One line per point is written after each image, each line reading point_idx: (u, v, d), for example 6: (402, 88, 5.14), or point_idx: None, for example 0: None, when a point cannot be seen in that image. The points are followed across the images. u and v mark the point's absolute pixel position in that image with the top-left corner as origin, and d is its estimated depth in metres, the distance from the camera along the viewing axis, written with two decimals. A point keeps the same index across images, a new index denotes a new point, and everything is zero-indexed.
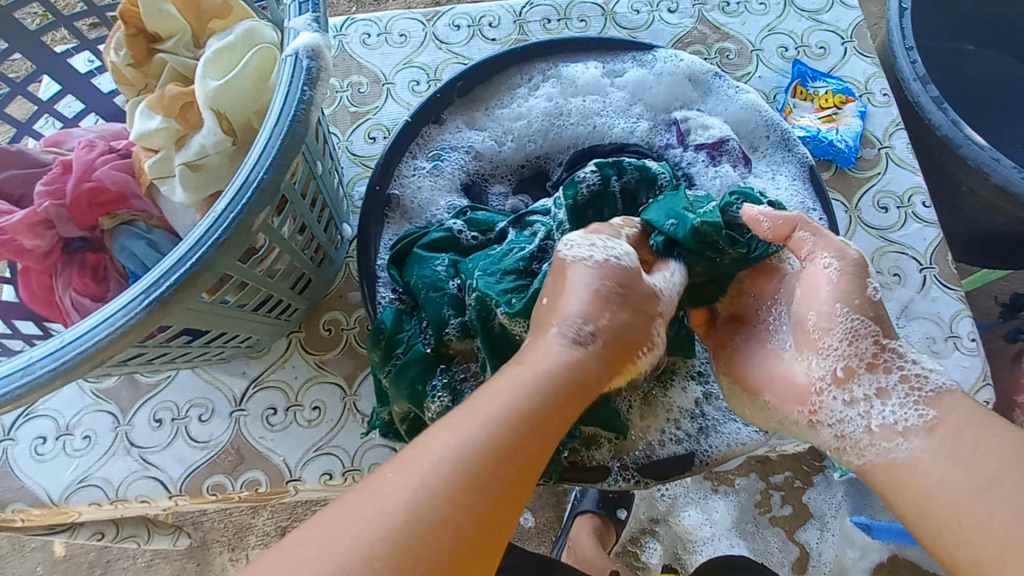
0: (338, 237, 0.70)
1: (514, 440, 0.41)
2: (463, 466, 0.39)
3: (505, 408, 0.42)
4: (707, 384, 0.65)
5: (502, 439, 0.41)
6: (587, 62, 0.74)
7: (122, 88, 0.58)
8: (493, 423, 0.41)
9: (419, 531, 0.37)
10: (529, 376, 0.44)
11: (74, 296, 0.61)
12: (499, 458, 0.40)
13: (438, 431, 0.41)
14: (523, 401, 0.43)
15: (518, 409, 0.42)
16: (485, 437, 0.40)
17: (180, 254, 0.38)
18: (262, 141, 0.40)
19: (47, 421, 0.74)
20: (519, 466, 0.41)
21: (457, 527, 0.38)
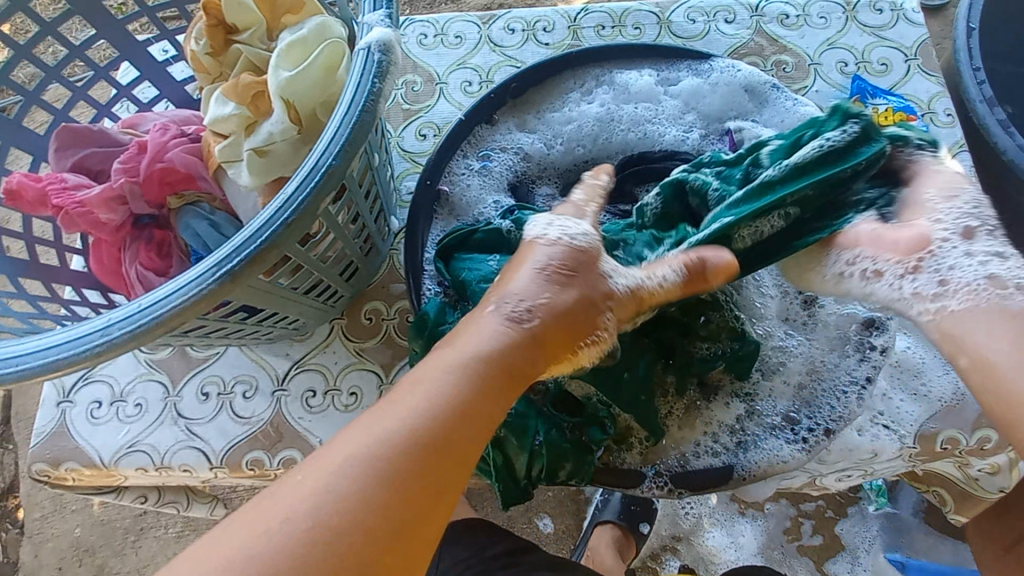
0: (386, 229, 0.72)
1: (416, 442, 0.38)
2: (363, 478, 0.36)
3: (405, 411, 0.39)
4: (753, 402, 0.64)
5: (398, 442, 0.38)
6: (641, 70, 0.75)
7: (199, 75, 0.61)
8: (394, 425, 0.38)
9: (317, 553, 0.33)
10: (440, 378, 0.41)
11: (140, 268, 0.64)
12: (401, 463, 0.37)
13: (333, 444, 0.38)
14: (431, 402, 0.40)
15: (419, 412, 0.39)
16: (381, 441, 0.38)
17: (251, 231, 0.40)
18: (333, 129, 0.41)
19: (103, 387, 0.78)
20: (425, 476, 0.37)
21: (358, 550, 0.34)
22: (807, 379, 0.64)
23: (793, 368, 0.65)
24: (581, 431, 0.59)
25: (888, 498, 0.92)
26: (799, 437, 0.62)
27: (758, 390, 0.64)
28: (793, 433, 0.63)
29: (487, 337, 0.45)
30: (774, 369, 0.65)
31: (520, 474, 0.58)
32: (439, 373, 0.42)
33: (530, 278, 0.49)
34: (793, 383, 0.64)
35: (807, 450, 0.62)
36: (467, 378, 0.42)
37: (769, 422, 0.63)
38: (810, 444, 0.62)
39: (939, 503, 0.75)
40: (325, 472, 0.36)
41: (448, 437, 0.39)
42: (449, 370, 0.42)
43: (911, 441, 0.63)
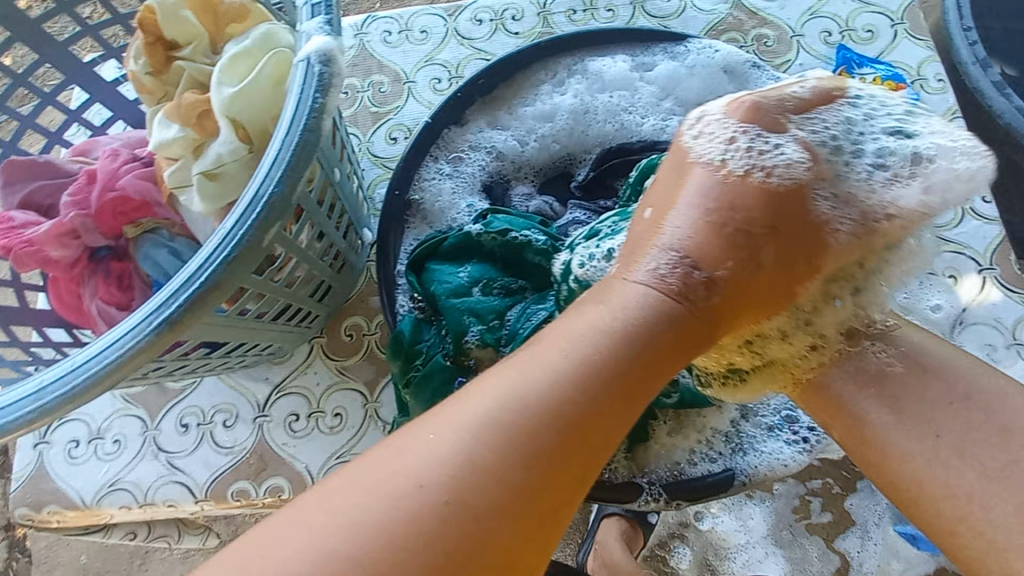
0: (358, 242, 0.69)
1: (546, 424, 0.31)
2: (481, 473, 0.29)
3: (546, 388, 0.32)
4: (747, 403, 0.62)
5: (552, 427, 0.31)
6: (615, 56, 0.71)
7: (142, 96, 0.57)
8: (552, 393, 0.32)
9: (419, 563, 0.27)
10: (570, 356, 0.33)
11: (101, 304, 0.61)
12: (517, 452, 0.30)
13: (441, 421, 0.32)
14: (569, 375, 0.33)
15: (561, 394, 0.32)
16: (526, 422, 0.31)
17: (190, 272, 0.36)
18: (273, 153, 0.38)
19: (80, 425, 0.75)
20: (564, 467, 0.31)
21: (481, 544, 0.28)
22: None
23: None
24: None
25: None
26: (798, 438, 0.60)
27: None
28: (791, 433, 0.61)
29: (636, 300, 0.37)
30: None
31: None
32: (603, 321, 0.35)
33: (692, 221, 0.40)
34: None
35: (806, 450, 0.60)
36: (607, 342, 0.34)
37: (766, 423, 0.62)
38: (810, 445, 0.60)
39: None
40: (420, 467, 0.30)
41: (598, 411, 0.32)
42: (616, 315, 0.36)
43: None
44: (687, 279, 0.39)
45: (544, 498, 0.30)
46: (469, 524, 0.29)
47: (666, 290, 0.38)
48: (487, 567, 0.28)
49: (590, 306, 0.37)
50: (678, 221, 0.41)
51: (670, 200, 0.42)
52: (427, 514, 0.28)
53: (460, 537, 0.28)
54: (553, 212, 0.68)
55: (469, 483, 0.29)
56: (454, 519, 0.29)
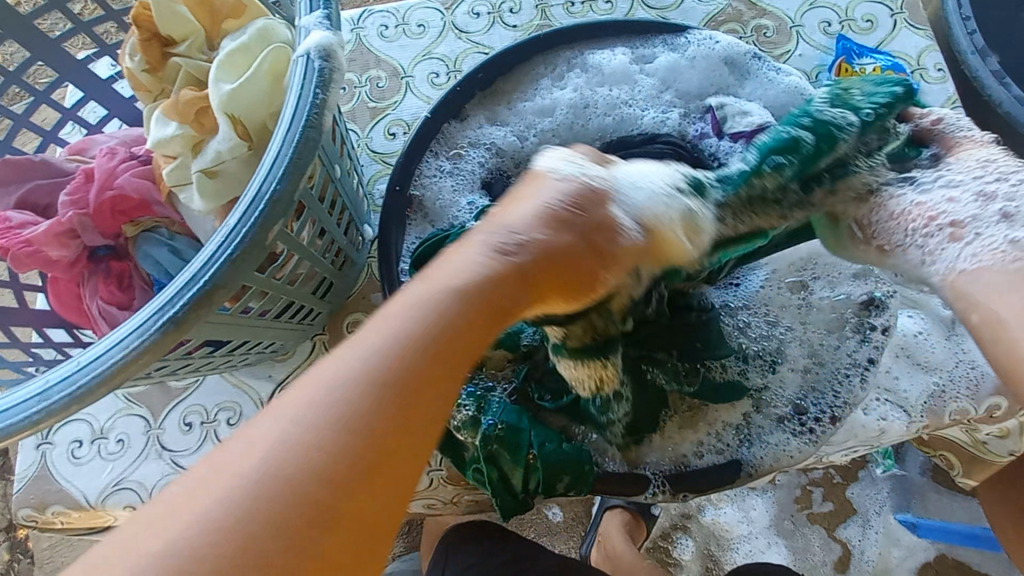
0: (359, 239, 0.69)
1: (388, 377, 0.33)
2: (321, 430, 0.30)
3: (385, 349, 0.34)
4: (757, 394, 0.62)
5: (384, 381, 0.33)
6: (614, 48, 0.70)
7: (140, 94, 0.57)
8: (384, 352, 0.34)
9: (276, 521, 0.28)
10: (404, 321, 0.35)
11: (101, 304, 0.60)
12: (362, 400, 0.32)
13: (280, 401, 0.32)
14: (410, 335, 0.35)
15: (399, 349, 0.34)
16: (365, 378, 0.32)
17: (193, 271, 0.36)
18: (274, 150, 0.38)
19: (82, 425, 0.75)
20: (411, 412, 0.33)
21: (316, 506, 0.29)
22: (813, 367, 0.62)
23: (798, 355, 0.63)
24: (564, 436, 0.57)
25: (894, 459, 0.91)
26: (806, 428, 0.60)
27: (764, 381, 0.62)
28: (800, 424, 0.61)
29: (471, 264, 0.39)
30: (779, 358, 0.63)
31: (518, 488, 0.56)
32: (424, 287, 0.38)
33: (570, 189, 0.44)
34: (799, 368, 0.62)
35: (813, 440, 0.60)
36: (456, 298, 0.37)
37: (776, 414, 0.61)
38: (818, 435, 0.60)
39: (947, 466, 0.70)
40: (271, 435, 0.30)
41: (435, 361, 0.35)
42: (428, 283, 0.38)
43: (920, 416, 0.61)
44: (522, 244, 0.41)
45: (395, 439, 0.32)
46: (326, 480, 0.29)
47: (545, 233, 0.42)
48: (343, 514, 0.29)
49: (436, 269, 0.39)
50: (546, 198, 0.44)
51: (516, 196, 0.45)
52: (277, 477, 0.29)
53: (313, 491, 0.29)
54: None
55: (313, 445, 0.30)
56: (320, 477, 0.29)
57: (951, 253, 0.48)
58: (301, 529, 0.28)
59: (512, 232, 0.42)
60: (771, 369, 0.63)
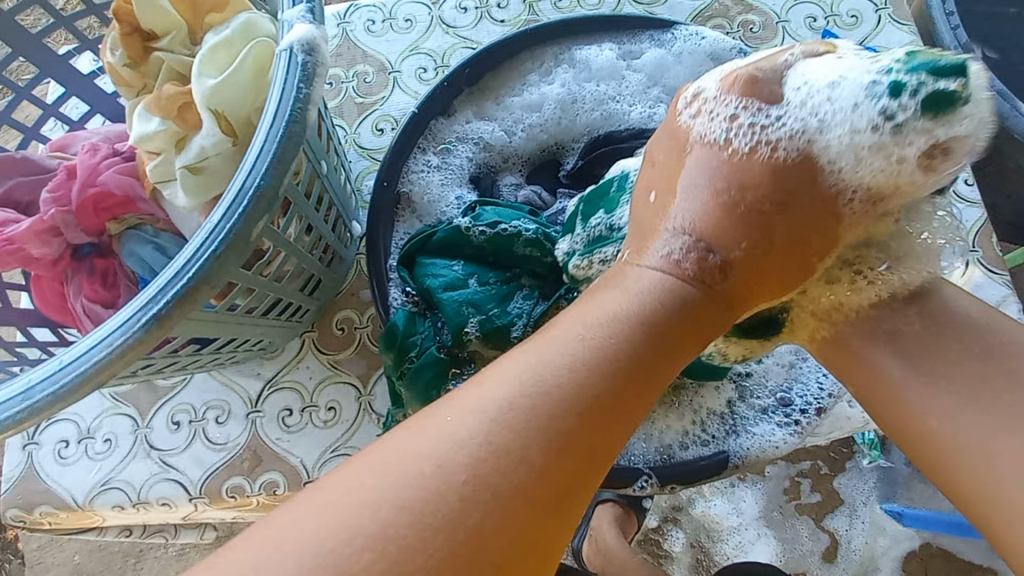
0: (347, 235, 0.68)
1: (591, 399, 0.32)
2: (554, 439, 0.30)
3: (577, 367, 0.32)
4: (742, 384, 0.62)
5: (602, 391, 0.32)
6: (602, 44, 0.70)
7: (121, 90, 0.56)
8: (573, 369, 0.32)
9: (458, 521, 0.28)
10: (611, 313, 0.35)
11: (85, 302, 0.60)
12: (555, 420, 0.31)
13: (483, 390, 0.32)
14: (609, 356, 0.33)
15: (591, 364, 0.33)
16: (591, 389, 0.32)
17: (177, 268, 0.36)
18: (257, 145, 0.37)
19: (68, 425, 0.74)
20: (597, 415, 0.32)
21: (513, 519, 0.29)
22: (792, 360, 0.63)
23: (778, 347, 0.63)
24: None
25: (880, 450, 0.92)
26: (790, 420, 0.61)
27: (747, 371, 0.63)
28: (784, 416, 0.61)
29: (647, 285, 0.37)
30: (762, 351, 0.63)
31: None
32: (619, 298, 0.36)
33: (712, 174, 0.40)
34: (784, 361, 0.63)
35: (799, 432, 0.61)
36: (643, 309, 0.35)
37: (760, 405, 0.62)
38: (802, 426, 0.61)
39: None
40: (426, 450, 0.30)
41: (640, 365, 0.34)
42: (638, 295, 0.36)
43: None
44: (699, 262, 0.38)
45: (592, 455, 0.31)
46: (496, 497, 0.29)
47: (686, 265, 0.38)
48: (510, 537, 0.29)
49: (600, 293, 0.37)
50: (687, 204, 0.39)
51: (672, 181, 0.41)
52: (441, 492, 0.29)
53: (485, 504, 0.29)
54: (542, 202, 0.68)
55: (489, 451, 0.30)
56: (464, 494, 0.29)
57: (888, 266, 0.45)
58: (468, 553, 0.28)
59: (669, 244, 0.38)
60: (757, 362, 0.63)
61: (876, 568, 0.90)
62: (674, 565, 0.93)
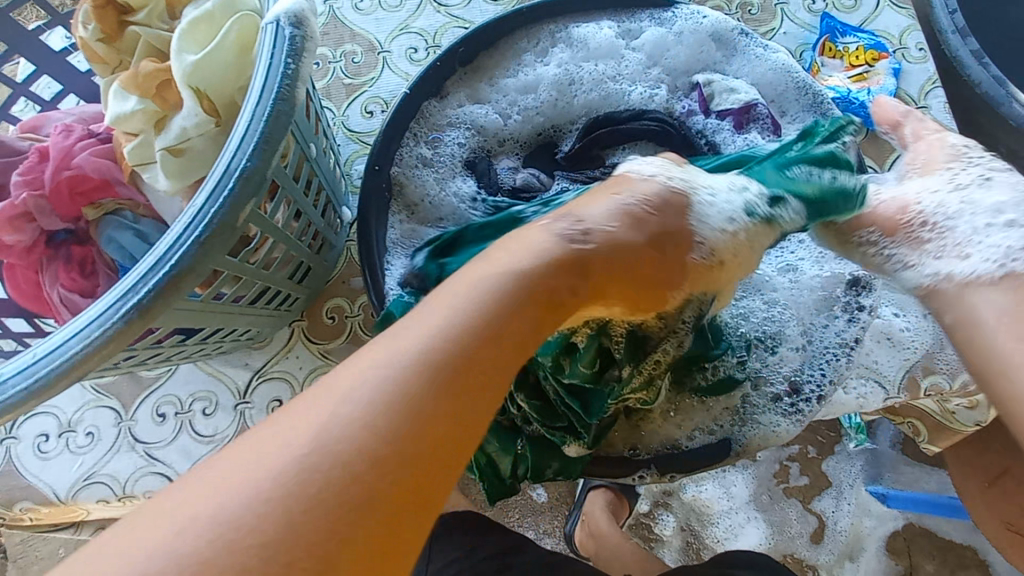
0: (337, 221, 0.66)
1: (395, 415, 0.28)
2: (407, 393, 0.28)
3: (434, 340, 0.30)
4: (754, 371, 0.62)
5: (463, 347, 0.31)
6: (600, 22, 0.68)
7: (95, 66, 0.53)
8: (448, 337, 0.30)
9: (376, 492, 0.26)
10: (492, 275, 0.34)
11: (62, 292, 0.57)
12: (428, 374, 0.29)
13: (309, 394, 0.28)
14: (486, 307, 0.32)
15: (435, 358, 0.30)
16: (455, 349, 0.30)
17: (157, 255, 0.34)
18: (242, 124, 0.35)
19: (48, 419, 0.72)
20: (481, 361, 0.31)
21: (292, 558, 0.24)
22: (813, 351, 0.62)
23: (799, 336, 0.62)
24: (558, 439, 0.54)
25: (866, 434, 0.93)
26: (796, 409, 0.61)
27: (757, 360, 0.62)
28: (792, 404, 0.61)
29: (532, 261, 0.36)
30: (778, 338, 0.63)
31: (505, 474, 0.57)
32: (489, 268, 0.35)
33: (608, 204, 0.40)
34: (802, 350, 0.62)
35: (802, 420, 0.61)
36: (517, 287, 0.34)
37: (770, 393, 0.62)
38: (807, 415, 0.61)
39: (913, 433, 0.68)
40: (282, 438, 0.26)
41: (545, 298, 0.35)
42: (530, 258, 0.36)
43: (898, 391, 0.61)
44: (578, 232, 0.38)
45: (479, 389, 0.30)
46: (362, 459, 0.26)
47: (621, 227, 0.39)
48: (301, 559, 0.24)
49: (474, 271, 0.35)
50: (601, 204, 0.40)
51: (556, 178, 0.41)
52: (316, 457, 0.26)
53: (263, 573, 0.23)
54: (541, 183, 0.66)
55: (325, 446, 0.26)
56: (344, 463, 0.26)
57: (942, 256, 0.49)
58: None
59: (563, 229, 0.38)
60: (770, 351, 0.63)
61: (861, 548, 0.91)
62: (664, 548, 0.93)
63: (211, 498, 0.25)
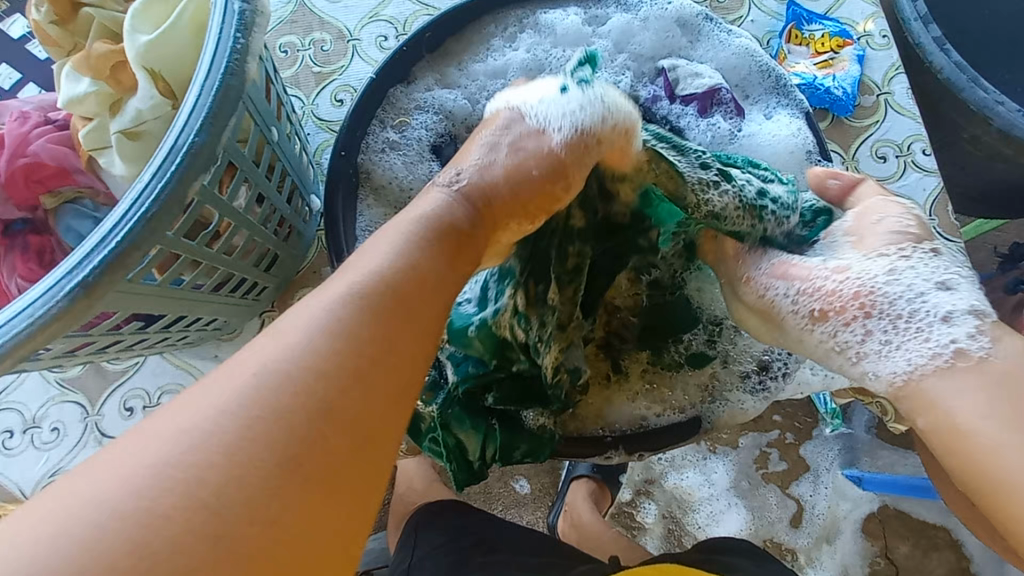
0: (304, 210, 0.65)
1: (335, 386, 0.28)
2: (317, 367, 0.28)
3: (313, 336, 0.29)
4: (725, 348, 0.63)
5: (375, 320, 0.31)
6: (567, 8, 0.69)
7: (49, 50, 0.52)
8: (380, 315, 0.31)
9: (268, 473, 0.26)
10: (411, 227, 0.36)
11: (20, 282, 0.55)
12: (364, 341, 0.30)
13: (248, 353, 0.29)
14: (401, 248, 0.35)
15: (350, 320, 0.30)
16: (374, 315, 0.31)
17: (102, 232, 0.33)
18: (191, 100, 0.35)
19: (12, 415, 0.70)
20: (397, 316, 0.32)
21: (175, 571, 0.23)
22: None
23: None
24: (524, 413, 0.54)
25: (842, 419, 0.95)
26: (761, 386, 0.62)
27: (730, 334, 0.63)
28: (757, 382, 0.62)
29: (435, 204, 0.38)
30: None
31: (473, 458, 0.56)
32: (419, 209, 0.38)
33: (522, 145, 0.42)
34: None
35: (768, 395, 0.62)
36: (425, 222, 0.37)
37: (739, 370, 0.62)
38: (771, 391, 0.62)
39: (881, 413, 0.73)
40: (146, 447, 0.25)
41: (440, 262, 0.36)
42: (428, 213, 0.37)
43: None
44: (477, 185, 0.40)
45: (397, 353, 0.31)
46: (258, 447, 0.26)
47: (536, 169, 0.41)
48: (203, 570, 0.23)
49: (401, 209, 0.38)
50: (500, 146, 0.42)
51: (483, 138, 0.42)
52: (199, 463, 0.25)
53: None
54: None
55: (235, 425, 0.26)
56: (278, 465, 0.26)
57: (911, 343, 0.42)
58: None
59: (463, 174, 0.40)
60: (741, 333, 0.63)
61: (838, 531, 0.93)
62: (647, 536, 0.94)
63: (84, 488, 0.24)
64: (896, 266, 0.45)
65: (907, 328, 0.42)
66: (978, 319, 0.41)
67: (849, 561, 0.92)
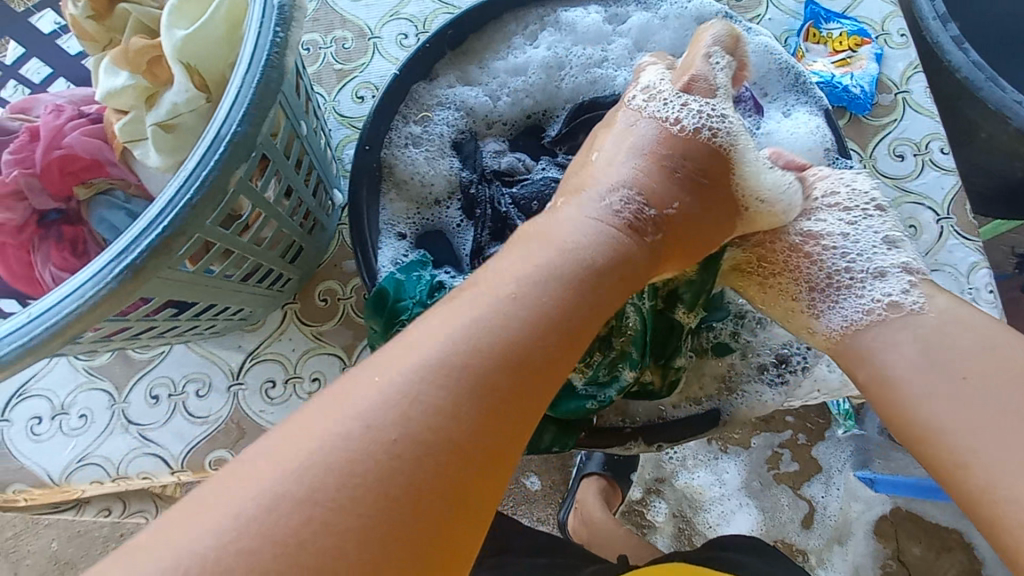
0: (328, 203, 0.67)
1: (438, 427, 0.31)
2: (435, 408, 0.31)
3: (424, 375, 0.32)
4: (744, 341, 0.64)
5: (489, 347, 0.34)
6: (588, 7, 0.69)
7: (85, 44, 0.53)
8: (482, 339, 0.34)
9: (383, 470, 0.29)
10: (547, 260, 0.40)
11: (54, 271, 0.57)
12: (504, 366, 0.34)
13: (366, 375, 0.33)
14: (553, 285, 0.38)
15: (463, 360, 0.33)
16: (520, 331, 0.36)
17: (150, 217, 0.34)
18: (233, 92, 0.36)
19: (41, 401, 0.72)
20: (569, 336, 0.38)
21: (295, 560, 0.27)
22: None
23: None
24: (554, 402, 0.55)
25: (855, 420, 0.95)
26: (779, 380, 0.63)
27: (751, 327, 0.64)
28: (773, 376, 0.63)
29: (587, 232, 0.43)
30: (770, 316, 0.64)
31: None
32: (562, 239, 0.42)
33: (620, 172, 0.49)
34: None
35: (784, 390, 0.63)
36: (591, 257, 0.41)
37: (757, 363, 0.63)
38: (789, 385, 0.63)
39: None
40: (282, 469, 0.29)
41: (618, 275, 0.42)
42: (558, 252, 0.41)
43: None
44: (638, 216, 0.47)
45: (510, 406, 0.34)
46: (370, 463, 0.29)
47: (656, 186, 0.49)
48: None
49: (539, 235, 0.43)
50: (619, 174, 0.49)
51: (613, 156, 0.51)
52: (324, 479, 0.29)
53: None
54: (524, 168, 0.67)
55: (355, 445, 0.30)
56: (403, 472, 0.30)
57: (879, 289, 0.52)
58: None
59: (611, 205, 0.46)
60: (760, 326, 0.64)
61: (850, 532, 0.93)
62: (657, 534, 0.95)
63: None
64: (905, 243, 0.54)
65: (842, 285, 0.54)
66: (914, 277, 0.52)
67: (861, 563, 0.92)
